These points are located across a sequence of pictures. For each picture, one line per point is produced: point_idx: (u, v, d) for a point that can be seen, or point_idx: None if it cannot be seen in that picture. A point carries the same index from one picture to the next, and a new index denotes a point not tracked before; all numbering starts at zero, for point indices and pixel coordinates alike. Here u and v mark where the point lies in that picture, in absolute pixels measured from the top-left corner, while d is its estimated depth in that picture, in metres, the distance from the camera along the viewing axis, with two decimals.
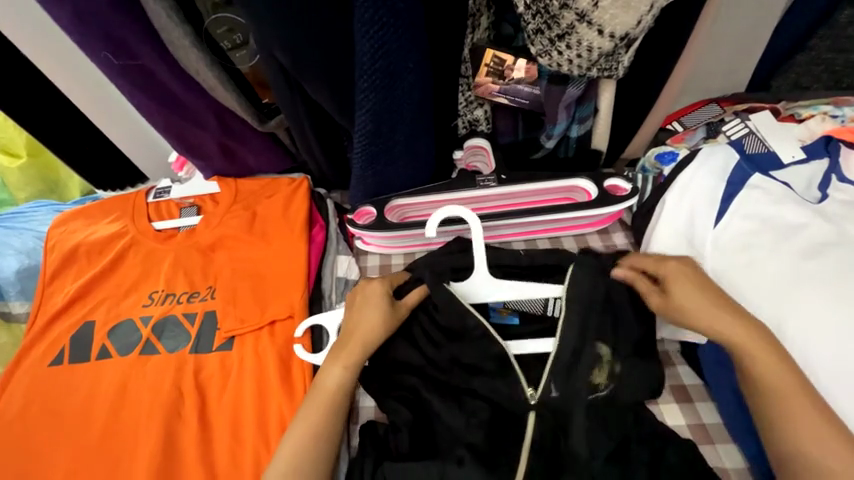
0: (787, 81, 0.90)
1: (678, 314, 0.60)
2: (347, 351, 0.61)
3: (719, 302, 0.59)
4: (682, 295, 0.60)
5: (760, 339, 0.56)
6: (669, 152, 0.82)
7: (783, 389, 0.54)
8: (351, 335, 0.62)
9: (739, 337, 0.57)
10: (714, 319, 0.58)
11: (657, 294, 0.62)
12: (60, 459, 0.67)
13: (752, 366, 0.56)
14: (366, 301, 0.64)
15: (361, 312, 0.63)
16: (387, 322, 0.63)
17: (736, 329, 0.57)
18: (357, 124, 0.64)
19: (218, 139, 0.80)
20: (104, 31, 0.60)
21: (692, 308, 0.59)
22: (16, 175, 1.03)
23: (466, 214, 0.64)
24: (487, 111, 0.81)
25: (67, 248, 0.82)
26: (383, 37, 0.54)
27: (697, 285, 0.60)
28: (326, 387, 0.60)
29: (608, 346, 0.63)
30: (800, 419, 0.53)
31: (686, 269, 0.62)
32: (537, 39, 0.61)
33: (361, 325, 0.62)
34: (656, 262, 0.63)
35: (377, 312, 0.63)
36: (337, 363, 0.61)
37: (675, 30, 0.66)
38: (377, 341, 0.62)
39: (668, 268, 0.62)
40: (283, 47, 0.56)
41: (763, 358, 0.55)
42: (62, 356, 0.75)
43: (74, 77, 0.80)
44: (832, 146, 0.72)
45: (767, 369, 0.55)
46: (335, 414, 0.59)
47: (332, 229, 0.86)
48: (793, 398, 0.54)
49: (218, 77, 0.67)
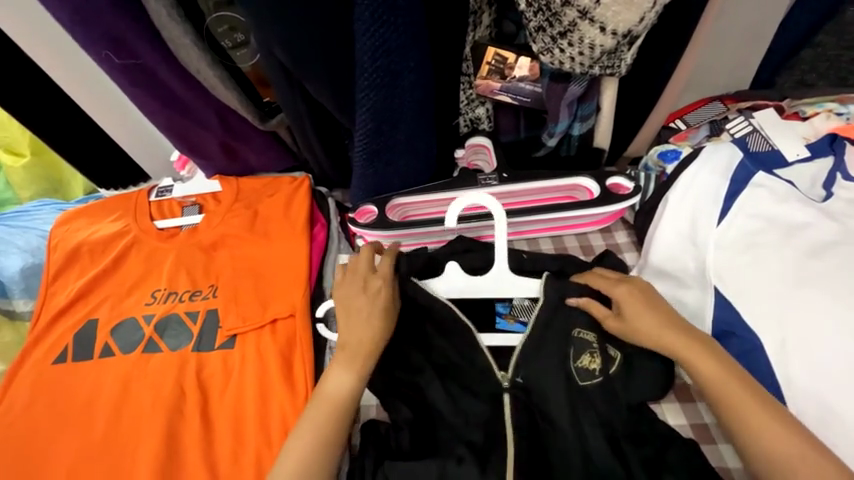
0: (791, 77, 0.89)
1: (635, 337, 0.61)
2: (355, 360, 0.60)
3: (668, 316, 0.61)
4: (636, 318, 0.61)
5: (707, 346, 0.58)
6: (672, 150, 0.82)
7: (731, 386, 0.56)
8: (361, 343, 0.61)
9: (686, 346, 0.58)
10: (663, 331, 0.60)
11: (614, 319, 0.63)
12: (63, 456, 0.67)
13: (701, 372, 0.57)
14: (372, 307, 0.62)
15: (354, 321, 0.62)
16: (392, 325, 0.63)
17: (686, 341, 0.59)
18: (358, 123, 0.64)
19: (220, 139, 0.81)
20: (106, 30, 0.60)
21: (646, 327, 0.60)
22: (20, 174, 1.04)
23: (492, 204, 0.66)
24: (488, 109, 0.81)
25: (70, 246, 0.83)
26: (383, 35, 0.54)
27: (652, 303, 0.62)
28: (332, 396, 0.59)
29: (594, 333, 0.65)
30: (758, 418, 0.54)
31: (634, 289, 0.62)
32: (539, 37, 0.61)
33: (371, 329, 0.61)
34: (611, 283, 0.64)
35: (384, 317, 0.62)
36: (346, 372, 0.60)
37: (678, 27, 0.66)
38: (384, 343, 0.62)
39: (622, 291, 0.63)
40: (283, 45, 0.56)
41: (706, 365, 0.57)
42: (65, 354, 0.75)
43: (76, 77, 0.80)
44: (838, 144, 0.72)
45: (718, 380, 0.56)
46: (342, 420, 0.58)
47: (333, 228, 0.86)
48: (747, 397, 0.55)
49: (219, 76, 0.67)
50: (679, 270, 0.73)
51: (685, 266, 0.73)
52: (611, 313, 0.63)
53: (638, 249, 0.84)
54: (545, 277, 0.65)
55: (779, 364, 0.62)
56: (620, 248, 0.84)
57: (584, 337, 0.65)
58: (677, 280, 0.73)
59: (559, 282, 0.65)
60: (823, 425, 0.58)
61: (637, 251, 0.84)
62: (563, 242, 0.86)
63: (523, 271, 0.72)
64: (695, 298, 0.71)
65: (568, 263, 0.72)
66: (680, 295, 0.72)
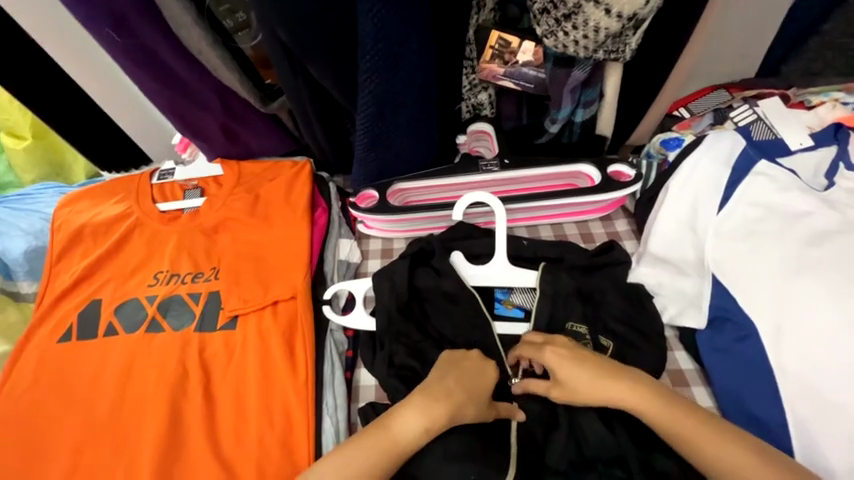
0: (798, 66, 0.87)
1: (579, 399, 0.60)
2: (434, 409, 0.57)
3: (598, 371, 0.60)
4: (571, 380, 0.60)
5: (648, 387, 0.58)
6: (674, 137, 0.82)
7: (682, 422, 0.55)
8: (451, 396, 0.59)
9: (627, 392, 0.58)
10: (598, 385, 0.59)
11: (554, 387, 0.62)
12: (69, 431, 0.69)
13: (649, 414, 0.57)
14: (479, 377, 0.62)
15: (461, 379, 0.61)
16: (481, 410, 0.60)
17: (624, 387, 0.58)
18: (360, 105, 0.64)
19: (220, 121, 0.80)
20: (108, 8, 0.60)
21: (581, 387, 0.60)
22: (21, 157, 1.04)
23: (490, 199, 0.70)
24: (491, 95, 0.80)
25: (72, 228, 0.83)
26: (385, 16, 0.54)
27: (581, 359, 0.61)
28: (396, 436, 0.56)
29: (586, 326, 0.70)
30: (720, 447, 0.53)
31: (558, 350, 0.63)
32: (543, 19, 0.61)
33: (465, 394, 0.59)
34: (538, 350, 0.64)
35: (480, 395, 0.61)
36: (421, 417, 0.57)
37: (685, 11, 0.65)
38: (463, 420, 0.58)
39: (550, 356, 0.62)
40: (285, 24, 0.55)
41: (652, 406, 0.57)
42: (70, 333, 0.76)
43: (76, 57, 0.79)
44: (842, 134, 0.71)
45: (666, 416, 0.56)
46: (391, 464, 0.55)
47: (334, 212, 0.87)
48: (703, 432, 0.54)
49: (221, 57, 0.67)
50: (679, 258, 0.74)
51: (685, 255, 0.73)
52: (548, 383, 0.63)
53: (637, 237, 0.84)
54: (541, 267, 0.72)
55: (773, 351, 0.63)
56: (620, 236, 0.84)
57: (577, 329, 0.70)
58: (676, 267, 0.73)
59: (555, 269, 0.72)
60: (817, 411, 0.59)
61: (637, 239, 0.84)
62: (563, 230, 0.86)
63: (523, 257, 0.76)
64: (694, 285, 0.71)
65: (568, 250, 0.75)
66: (680, 284, 0.72)
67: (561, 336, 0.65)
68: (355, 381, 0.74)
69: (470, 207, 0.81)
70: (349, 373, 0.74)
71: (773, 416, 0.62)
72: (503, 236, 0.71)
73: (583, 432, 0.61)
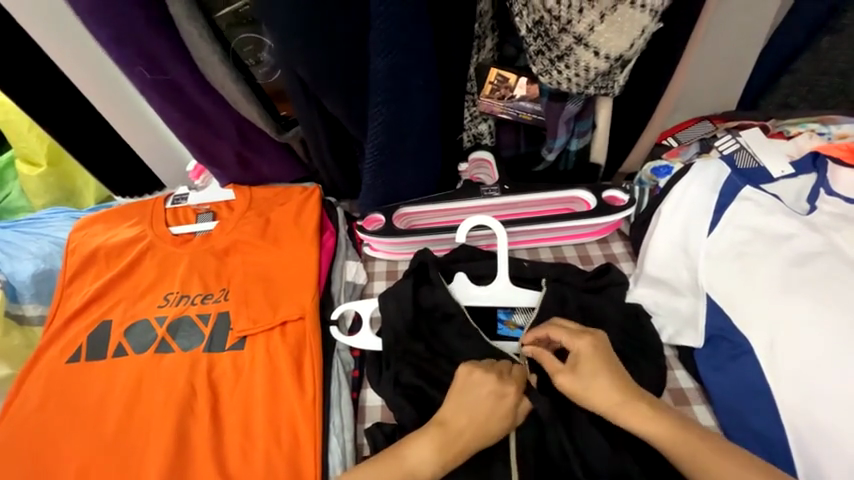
0: (775, 100, 0.94)
1: (580, 396, 0.62)
2: (448, 442, 0.58)
3: (616, 382, 0.61)
4: (586, 376, 0.62)
5: (655, 407, 0.59)
6: (664, 166, 0.86)
7: (683, 439, 0.56)
8: (461, 429, 0.58)
9: (629, 413, 0.59)
10: (609, 392, 0.60)
11: (564, 374, 0.63)
12: (73, 453, 0.69)
13: (646, 430, 0.58)
14: (492, 401, 0.60)
15: (476, 407, 0.60)
16: (503, 430, 0.60)
17: (632, 403, 0.59)
18: (369, 136, 0.69)
19: (236, 149, 0.85)
20: (142, 51, 0.66)
21: (592, 388, 0.61)
22: (35, 183, 1.08)
23: (492, 222, 0.73)
24: (491, 125, 0.85)
25: (87, 250, 0.86)
26: (395, 55, 0.60)
27: (607, 364, 0.62)
28: (403, 464, 0.57)
29: None
30: (719, 466, 0.54)
31: (595, 346, 0.64)
32: (538, 59, 0.66)
33: (475, 423, 0.59)
34: (574, 335, 0.65)
35: (497, 417, 0.60)
36: (429, 448, 0.57)
37: (665, 53, 0.72)
38: (485, 444, 0.59)
39: (583, 347, 0.64)
40: (304, 64, 0.61)
41: (654, 424, 0.58)
42: (80, 352, 0.78)
43: (104, 89, 0.86)
44: (819, 162, 0.75)
45: (665, 434, 0.57)
46: None
47: (341, 235, 0.90)
48: (703, 447, 0.55)
49: (242, 91, 0.73)
50: (672, 278, 0.77)
51: (678, 275, 0.76)
52: (564, 367, 0.64)
53: (633, 259, 0.87)
54: (545, 288, 0.74)
55: (770, 369, 0.65)
56: (617, 258, 0.88)
57: None
58: (671, 288, 0.76)
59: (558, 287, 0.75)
60: (812, 425, 0.60)
61: (633, 261, 0.87)
62: (562, 252, 0.89)
63: (525, 278, 0.79)
64: (689, 304, 0.74)
65: (565, 272, 0.78)
66: (675, 303, 0.75)
67: (601, 334, 0.66)
68: (362, 401, 0.75)
69: (473, 230, 0.85)
70: (356, 393, 0.75)
71: (772, 434, 0.63)
72: (505, 258, 0.74)
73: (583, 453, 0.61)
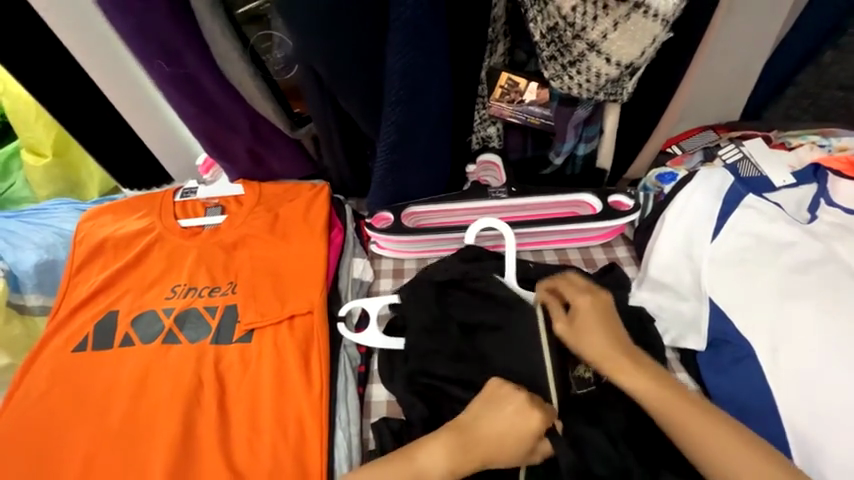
0: (777, 112, 0.96)
1: (574, 343, 0.66)
2: (462, 453, 0.57)
3: (611, 336, 0.64)
4: (583, 326, 0.66)
5: (647, 368, 0.62)
6: (669, 172, 0.87)
7: (672, 402, 0.58)
8: (478, 442, 0.58)
9: (617, 367, 0.62)
10: (602, 346, 0.64)
11: (563, 322, 0.67)
12: (77, 441, 0.69)
13: (637, 388, 0.60)
14: (517, 424, 0.58)
15: (497, 425, 0.58)
16: (518, 457, 0.58)
17: (624, 359, 0.62)
18: (383, 135, 0.70)
19: (248, 145, 0.86)
20: (162, 45, 0.67)
21: (586, 339, 0.65)
22: (39, 174, 1.09)
23: (500, 223, 0.75)
24: (499, 129, 0.87)
25: (95, 241, 0.86)
26: (412, 56, 0.61)
27: (605, 320, 0.66)
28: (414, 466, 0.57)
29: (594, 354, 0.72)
30: (710, 435, 0.55)
31: (596, 303, 0.67)
32: (550, 65, 0.68)
33: (492, 440, 0.58)
34: (579, 290, 0.69)
35: (517, 443, 0.57)
36: (442, 455, 0.57)
37: (672, 62, 0.74)
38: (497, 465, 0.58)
39: (584, 301, 0.68)
40: (323, 62, 0.62)
41: (643, 381, 0.60)
42: (86, 342, 0.78)
43: (117, 82, 0.86)
44: (820, 173, 0.78)
45: (654, 395, 0.59)
46: None
47: (349, 233, 0.91)
48: (698, 421, 0.57)
49: (259, 88, 0.74)
50: (674, 282, 0.78)
51: (682, 279, 0.77)
52: (564, 316, 0.68)
53: (637, 263, 0.89)
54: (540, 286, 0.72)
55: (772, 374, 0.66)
56: (620, 261, 0.89)
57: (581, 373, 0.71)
58: (675, 293, 0.77)
59: None
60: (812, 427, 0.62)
61: (636, 265, 0.89)
62: (567, 255, 0.90)
63: (530, 279, 0.80)
64: (692, 308, 0.75)
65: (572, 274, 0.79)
66: (678, 307, 0.76)
67: (604, 293, 0.69)
68: (367, 396, 0.75)
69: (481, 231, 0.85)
70: (362, 389, 0.75)
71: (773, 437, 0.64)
72: (513, 258, 0.75)
73: (589, 461, 0.59)
